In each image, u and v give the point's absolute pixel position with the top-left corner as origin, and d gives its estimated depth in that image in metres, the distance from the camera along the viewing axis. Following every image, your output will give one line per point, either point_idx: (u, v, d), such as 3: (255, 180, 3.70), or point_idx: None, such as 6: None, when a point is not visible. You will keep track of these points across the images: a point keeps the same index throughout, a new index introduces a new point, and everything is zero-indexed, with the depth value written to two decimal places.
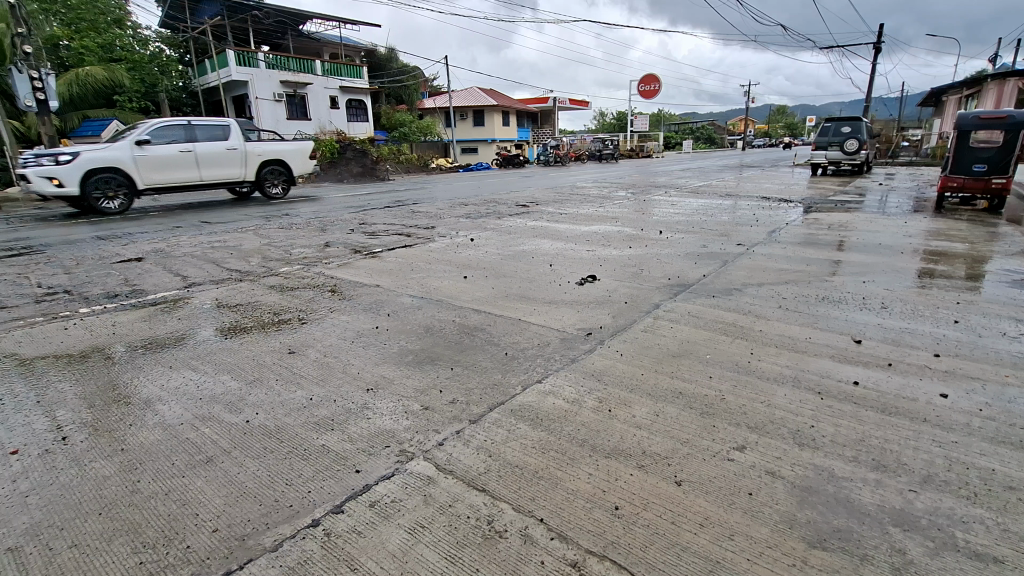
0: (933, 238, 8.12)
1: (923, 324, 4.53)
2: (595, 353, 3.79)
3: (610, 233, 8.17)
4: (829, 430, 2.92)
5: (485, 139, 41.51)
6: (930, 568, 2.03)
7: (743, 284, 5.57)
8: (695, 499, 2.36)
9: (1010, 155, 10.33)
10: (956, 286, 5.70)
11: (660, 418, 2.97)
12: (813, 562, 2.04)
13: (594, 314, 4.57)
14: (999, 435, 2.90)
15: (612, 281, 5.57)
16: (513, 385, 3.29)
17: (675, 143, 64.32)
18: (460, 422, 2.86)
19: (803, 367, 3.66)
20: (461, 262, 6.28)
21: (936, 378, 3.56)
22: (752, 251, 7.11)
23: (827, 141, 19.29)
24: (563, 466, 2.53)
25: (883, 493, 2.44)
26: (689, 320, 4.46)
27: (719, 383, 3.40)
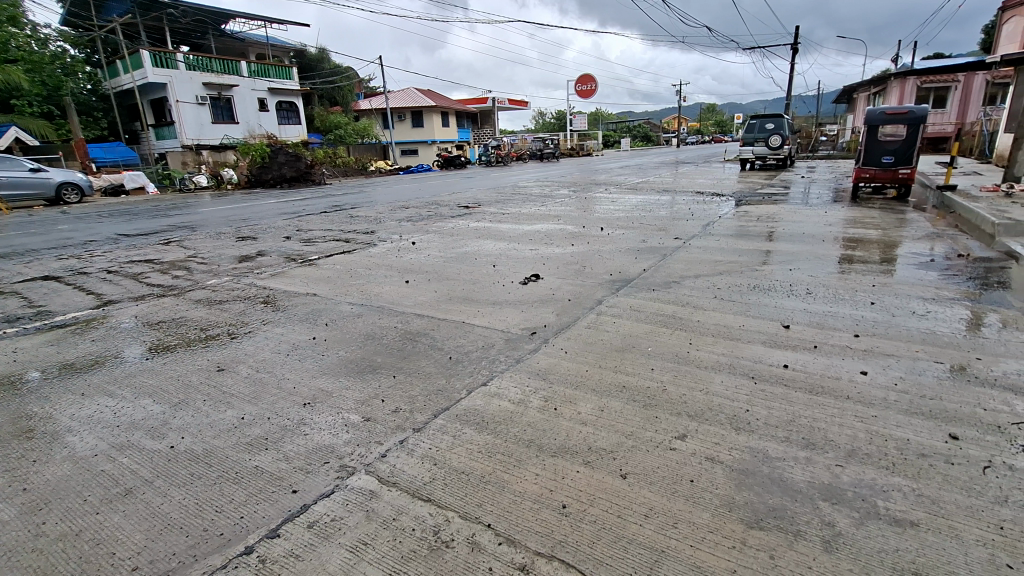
0: (851, 226, 8.72)
1: (844, 308, 4.83)
2: (540, 352, 3.79)
3: (553, 232, 8.24)
4: (762, 413, 3.06)
5: (427, 141, 41.01)
6: (856, 538, 2.16)
7: (680, 276, 5.75)
8: (641, 491, 2.40)
9: (913, 148, 11.23)
10: (872, 270, 6.13)
11: (604, 413, 3.01)
12: (751, 542, 2.12)
13: (538, 313, 4.59)
14: (911, 407, 3.14)
15: (555, 280, 5.61)
16: (457, 389, 3.24)
17: (614, 142, 65.70)
18: (404, 432, 2.78)
19: (737, 354, 3.81)
20: (403, 266, 6.14)
21: (857, 357, 3.81)
22: (688, 244, 7.38)
23: (753, 137, 20.35)
24: (509, 468, 2.51)
25: (813, 469, 2.57)
26: (630, 315, 4.55)
27: (661, 374, 3.49)
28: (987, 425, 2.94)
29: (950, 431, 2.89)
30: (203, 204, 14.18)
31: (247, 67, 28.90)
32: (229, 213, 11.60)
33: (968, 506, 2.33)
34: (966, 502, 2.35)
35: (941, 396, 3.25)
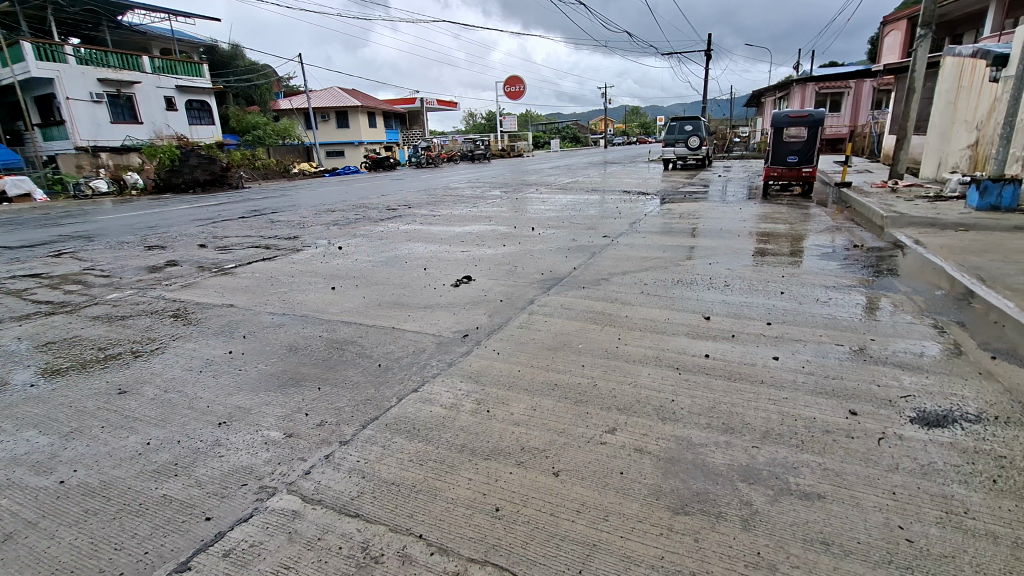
0: (763, 222, 9.33)
1: (758, 298, 5.16)
2: (472, 355, 3.76)
3: (484, 233, 8.25)
4: (686, 402, 3.19)
5: (354, 142, 39.81)
6: (771, 515, 2.29)
7: (609, 273, 5.92)
8: (573, 486, 2.43)
9: (813, 148, 12.18)
10: (782, 262, 6.59)
11: (536, 412, 3.03)
12: (677, 528, 2.20)
13: (470, 314, 4.57)
14: (817, 387, 3.39)
15: (487, 281, 5.61)
16: (388, 398, 3.15)
17: (545, 143, 66.54)
18: (330, 446, 2.66)
19: (663, 346, 3.97)
20: (330, 272, 5.91)
21: (770, 343, 4.07)
22: (615, 242, 7.61)
23: (674, 138, 21.35)
24: (442, 475, 2.47)
25: (732, 453, 2.71)
26: (561, 313, 4.62)
27: (591, 370, 3.57)
28: (881, 400, 3.24)
29: (850, 407, 3.15)
30: (104, 212, 12.98)
31: (150, 63, 26.80)
32: (134, 221, 10.67)
33: (865, 474, 2.55)
34: (864, 471, 2.57)
35: (842, 376, 3.55)
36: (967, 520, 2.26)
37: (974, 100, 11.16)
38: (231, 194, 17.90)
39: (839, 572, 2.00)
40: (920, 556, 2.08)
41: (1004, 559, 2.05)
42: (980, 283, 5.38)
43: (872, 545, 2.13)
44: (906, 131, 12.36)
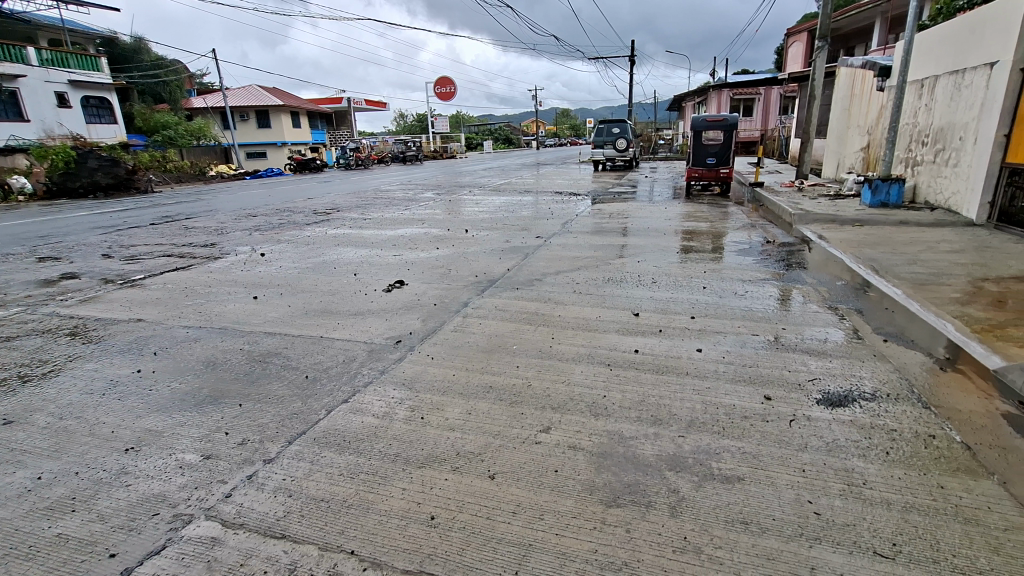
0: (686, 220, 9.82)
1: (682, 293, 5.42)
2: (406, 362, 3.68)
3: (417, 236, 8.12)
4: (617, 397, 3.29)
5: (278, 143, 37.94)
6: (697, 500, 2.41)
7: (542, 274, 6.01)
8: (508, 488, 2.45)
9: (729, 150, 12.96)
10: (703, 258, 6.96)
11: (472, 415, 3.02)
12: (610, 520, 2.26)
13: (404, 320, 4.48)
14: (736, 375, 3.61)
15: (421, 285, 5.52)
16: (316, 410, 3.04)
17: (478, 144, 66.49)
18: (252, 465, 2.52)
19: (595, 344, 4.08)
20: (253, 281, 5.61)
21: (694, 336, 4.29)
22: (548, 242, 7.74)
23: (602, 140, 22.01)
24: (375, 487, 2.41)
25: (660, 443, 2.83)
26: (495, 315, 4.63)
27: (525, 370, 3.60)
28: (792, 384, 3.50)
29: (765, 393, 3.38)
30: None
31: (37, 55, 24.27)
32: (21, 230, 9.60)
33: (779, 455, 2.74)
34: (778, 452, 2.77)
35: (758, 364, 3.80)
36: (865, 490, 2.48)
37: (864, 107, 12.30)
38: (139, 199, 16.55)
39: (757, 548, 2.14)
40: (827, 526, 2.26)
41: (897, 523, 2.28)
42: (875, 274, 5.93)
43: (786, 521, 2.29)
44: (809, 135, 13.43)
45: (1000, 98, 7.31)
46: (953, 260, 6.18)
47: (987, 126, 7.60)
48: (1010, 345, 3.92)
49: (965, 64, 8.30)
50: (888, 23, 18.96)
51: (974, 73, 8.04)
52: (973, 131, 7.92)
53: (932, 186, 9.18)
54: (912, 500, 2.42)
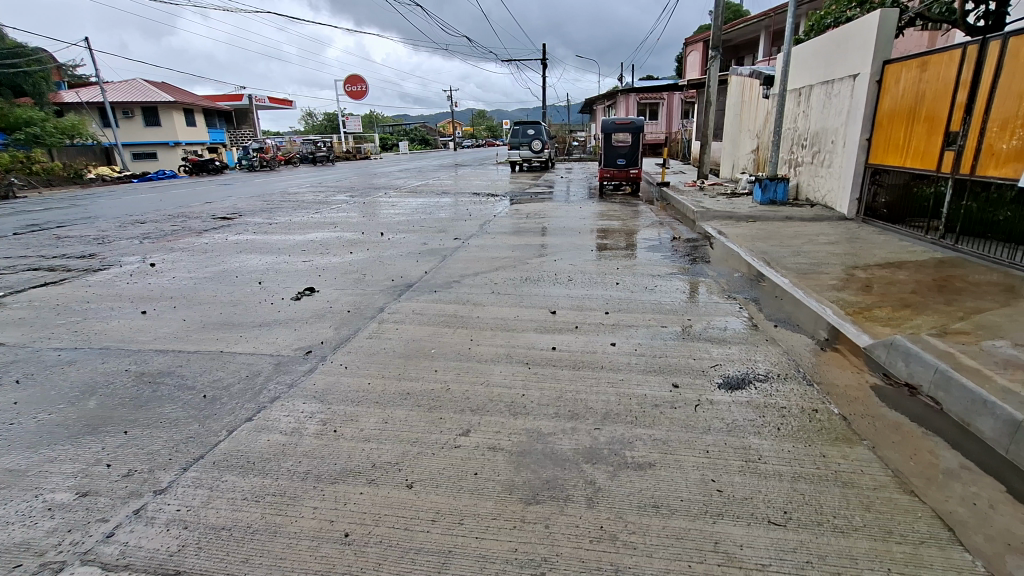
0: (599, 219, 10.20)
1: (597, 289, 5.62)
2: (317, 373, 3.51)
3: (329, 240, 7.79)
4: (536, 395, 3.34)
5: (171, 142, 34.87)
6: (612, 489, 2.50)
7: (460, 275, 5.97)
8: (428, 496, 2.39)
9: (636, 151, 13.62)
10: (616, 255, 7.26)
11: (388, 424, 2.93)
12: (530, 518, 2.29)
13: (315, 329, 4.27)
14: (647, 366, 3.80)
15: (333, 291, 5.30)
16: (216, 432, 2.81)
17: (394, 144, 64.95)
18: (140, 498, 2.29)
19: (514, 343, 4.12)
20: (141, 294, 5.10)
21: (609, 331, 4.45)
22: (466, 243, 7.72)
23: (518, 142, 22.33)
24: (283, 509, 2.26)
25: (577, 437, 2.90)
26: (413, 319, 4.54)
27: (444, 374, 3.55)
28: (697, 371, 3.74)
29: (673, 381, 3.58)
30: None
31: None
32: None
33: (686, 439, 2.91)
34: (685, 436, 2.94)
35: (667, 354, 4.01)
36: (761, 465, 2.70)
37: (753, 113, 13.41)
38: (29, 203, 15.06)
39: (668, 529, 2.26)
40: (728, 501, 2.44)
41: (787, 493, 2.50)
42: (766, 265, 6.49)
43: (692, 500, 2.44)
44: (707, 138, 14.43)
45: (862, 106, 8.26)
46: (830, 250, 6.89)
47: (853, 131, 8.56)
48: (876, 324, 4.43)
49: (833, 75, 9.29)
50: (771, 36, 20.82)
51: (841, 83, 9.02)
52: (842, 135, 8.88)
53: (811, 184, 10.19)
54: (800, 470, 2.66)
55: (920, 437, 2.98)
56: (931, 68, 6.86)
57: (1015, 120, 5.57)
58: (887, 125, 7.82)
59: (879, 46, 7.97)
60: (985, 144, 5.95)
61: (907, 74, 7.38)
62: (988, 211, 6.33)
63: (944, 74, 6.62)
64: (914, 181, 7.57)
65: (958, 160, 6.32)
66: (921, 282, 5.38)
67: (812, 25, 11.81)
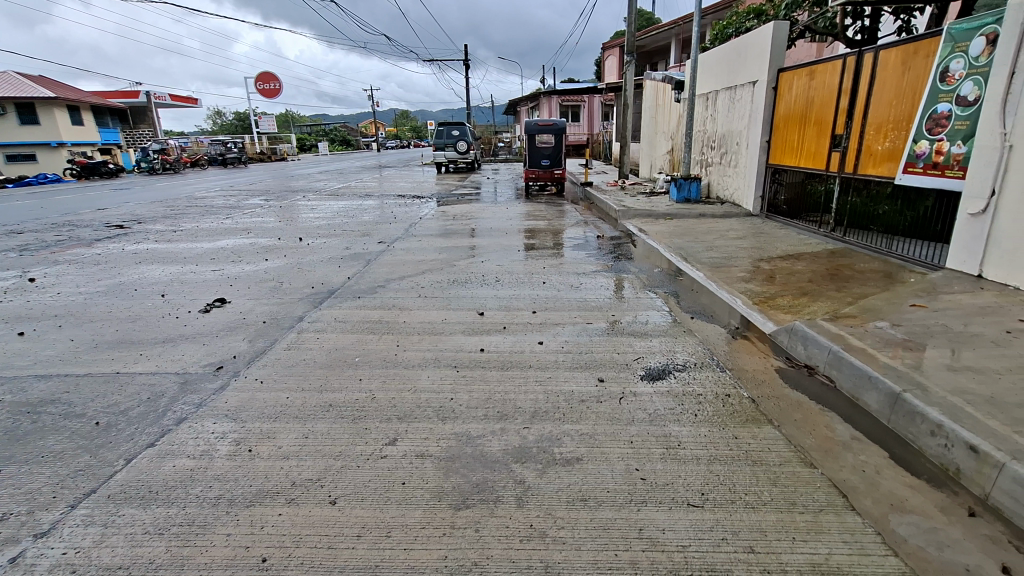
0: (526, 219, 10.32)
1: (523, 289, 5.68)
2: (229, 391, 3.28)
3: (242, 247, 7.33)
4: (464, 398, 3.32)
5: (54, 142, 31.36)
6: (540, 486, 2.53)
7: (385, 280, 5.82)
8: (354, 511, 2.30)
9: (560, 152, 13.93)
10: (542, 255, 7.38)
11: (309, 439, 2.80)
12: (460, 523, 2.27)
13: (227, 343, 4.00)
14: (573, 363, 3.89)
15: (247, 301, 4.98)
16: (112, 461, 2.56)
17: (312, 145, 62.25)
18: (19, 544, 2.04)
19: (442, 346, 4.07)
20: (18, 314, 4.54)
21: (536, 330, 4.51)
22: (391, 247, 7.54)
23: (443, 143, 22.07)
24: (191, 540, 2.09)
25: (506, 438, 2.91)
26: (335, 327, 4.36)
27: (369, 383, 3.44)
28: (621, 365, 3.87)
29: (599, 375, 3.69)
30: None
31: None
32: None
33: (611, 432, 3.00)
34: (610, 428, 3.03)
35: (592, 350, 4.12)
36: (680, 450, 2.84)
37: (666, 116, 14.14)
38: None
39: (595, 521, 2.31)
40: (650, 488, 2.54)
41: (704, 475, 2.64)
42: (683, 260, 6.85)
43: (618, 490, 2.52)
44: (626, 139, 15.02)
45: (762, 110, 8.93)
46: (738, 245, 7.38)
47: (754, 133, 9.24)
48: (780, 312, 4.79)
49: (736, 82, 9.97)
50: (680, 43, 22.06)
51: (743, 89, 9.70)
52: (746, 138, 9.56)
53: (720, 183, 10.88)
54: (715, 453, 2.83)
55: (818, 413, 3.26)
56: (818, 76, 7.54)
57: (887, 124, 6.24)
58: (783, 128, 8.50)
59: (773, 56, 8.66)
60: (864, 145, 6.62)
61: (798, 81, 8.07)
62: (870, 205, 7.02)
63: (829, 82, 7.30)
64: (807, 180, 8.27)
65: (843, 159, 6.99)
66: (816, 272, 5.90)
67: (716, 35, 12.58)
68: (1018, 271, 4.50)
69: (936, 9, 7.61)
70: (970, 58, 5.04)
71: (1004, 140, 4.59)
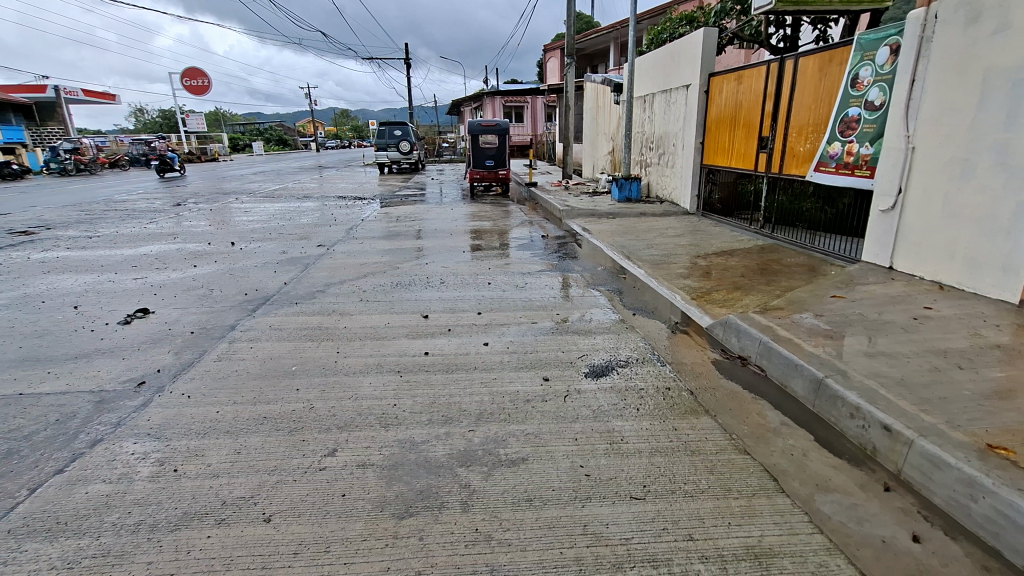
0: (471, 220, 10.28)
1: (469, 290, 5.64)
2: (151, 408, 3.06)
3: (168, 253, 6.89)
4: (408, 403, 3.26)
5: None
6: (485, 489, 2.51)
7: (324, 285, 5.63)
8: (290, 528, 2.20)
9: (504, 153, 13.98)
10: (487, 255, 7.36)
11: (241, 455, 2.65)
12: (403, 532, 2.21)
13: (151, 356, 3.75)
14: (519, 363, 3.90)
15: (173, 311, 4.69)
16: (12, 493, 2.33)
17: (246, 145, 59.41)
18: None
19: (385, 351, 3.98)
20: None
21: (481, 331, 4.49)
22: (331, 250, 7.30)
23: (386, 143, 21.61)
24: (106, 571, 1.93)
25: (451, 442, 2.87)
26: (270, 336, 4.16)
27: (307, 393, 3.30)
28: (566, 363, 3.92)
29: (544, 374, 3.72)
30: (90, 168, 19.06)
31: None
32: None
33: (556, 430, 3.02)
34: (555, 427, 3.06)
35: (538, 349, 4.15)
36: (623, 445, 2.90)
37: (607, 117, 14.46)
38: (172, 155, 21.39)
39: (540, 520, 2.32)
40: (594, 483, 2.58)
41: (646, 468, 2.71)
42: (625, 258, 7.03)
43: (563, 488, 2.54)
44: (569, 139, 15.25)
45: (695, 113, 9.31)
46: (677, 242, 7.66)
47: (689, 134, 9.62)
48: (715, 306, 5.01)
49: (671, 85, 10.34)
50: (619, 46, 22.64)
51: (677, 93, 10.08)
52: (681, 139, 9.94)
53: (659, 182, 11.25)
54: (656, 446, 2.90)
55: (750, 402, 3.43)
56: (745, 81, 7.95)
57: (808, 127, 6.64)
58: (715, 130, 8.89)
59: (704, 61, 9.04)
60: (788, 147, 7.02)
61: (727, 86, 8.46)
62: (795, 203, 7.42)
63: (755, 87, 7.70)
64: (739, 179, 8.76)
65: (769, 160, 7.39)
66: (748, 267, 6.20)
67: (651, 39, 12.99)
68: (922, 262, 4.91)
69: (848, 20, 8.18)
70: (876, 67, 5.45)
71: (908, 142, 4.99)
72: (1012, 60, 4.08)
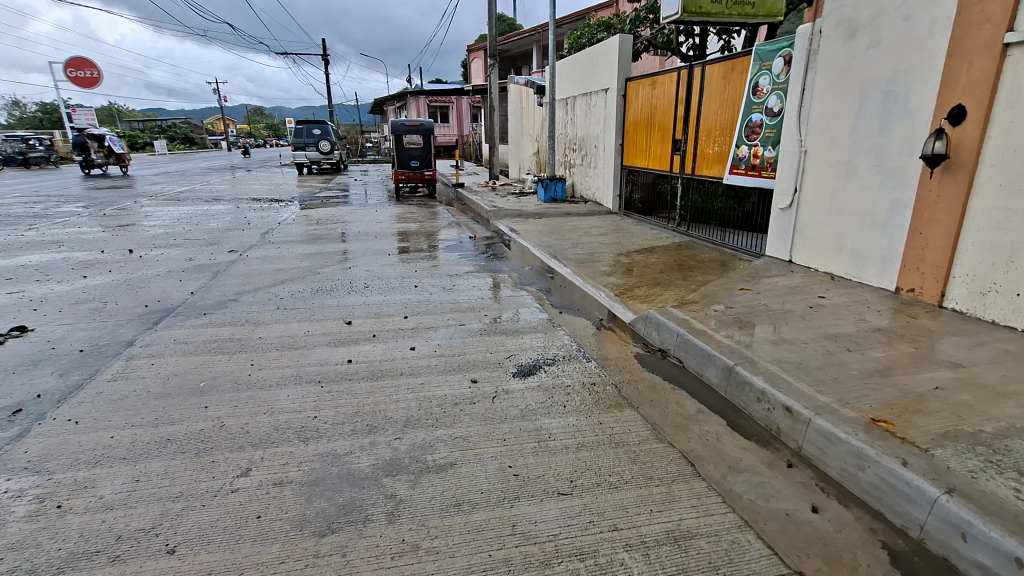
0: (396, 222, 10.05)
1: (394, 294, 5.51)
2: (28, 439, 2.72)
3: (50, 263, 6.17)
4: (329, 414, 3.12)
5: None
6: (412, 498, 2.45)
7: (236, 293, 5.28)
8: (197, 558, 2.04)
9: (429, 153, 13.80)
10: (412, 258, 7.21)
11: (140, 483, 2.42)
12: (325, 550, 2.12)
13: (29, 380, 3.33)
14: (445, 366, 3.85)
15: (57, 327, 4.21)
16: None
17: (147, 143, 54.63)
18: None
19: (304, 361, 3.79)
20: None
21: (407, 335, 4.40)
22: (244, 256, 6.87)
23: (303, 142, 20.65)
24: None
25: (376, 452, 2.78)
26: (174, 351, 3.83)
27: (217, 410, 3.07)
28: (494, 364, 3.92)
29: (472, 376, 3.70)
30: (93, 134, 21.81)
31: None
32: None
33: (484, 432, 3.02)
34: (483, 429, 3.05)
35: (466, 351, 4.12)
36: (550, 442, 2.94)
37: (531, 119, 14.66)
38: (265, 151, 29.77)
39: (468, 525, 2.30)
40: (522, 482, 2.59)
41: (572, 463, 2.76)
42: (551, 258, 7.16)
43: (492, 490, 2.53)
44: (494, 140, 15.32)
45: (614, 116, 9.65)
46: (600, 241, 7.90)
47: (609, 136, 9.97)
48: (637, 301, 5.21)
49: (591, 88, 10.66)
50: (541, 50, 23.02)
51: (597, 96, 10.40)
52: (602, 141, 10.27)
53: (583, 183, 11.57)
54: (582, 441, 2.97)
55: (670, 392, 3.59)
56: (659, 86, 8.35)
57: (715, 131, 7.08)
58: (633, 132, 9.27)
59: (621, 66, 9.40)
60: (698, 149, 7.45)
61: (642, 90, 8.85)
62: (707, 202, 8.03)
63: (668, 92, 8.11)
64: (657, 180, 9.19)
65: (683, 161, 7.81)
66: (666, 263, 6.51)
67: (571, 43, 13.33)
68: (817, 254, 5.37)
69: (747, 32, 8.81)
70: (773, 76, 5.92)
71: (802, 145, 5.45)
72: (884, 72, 4.54)
